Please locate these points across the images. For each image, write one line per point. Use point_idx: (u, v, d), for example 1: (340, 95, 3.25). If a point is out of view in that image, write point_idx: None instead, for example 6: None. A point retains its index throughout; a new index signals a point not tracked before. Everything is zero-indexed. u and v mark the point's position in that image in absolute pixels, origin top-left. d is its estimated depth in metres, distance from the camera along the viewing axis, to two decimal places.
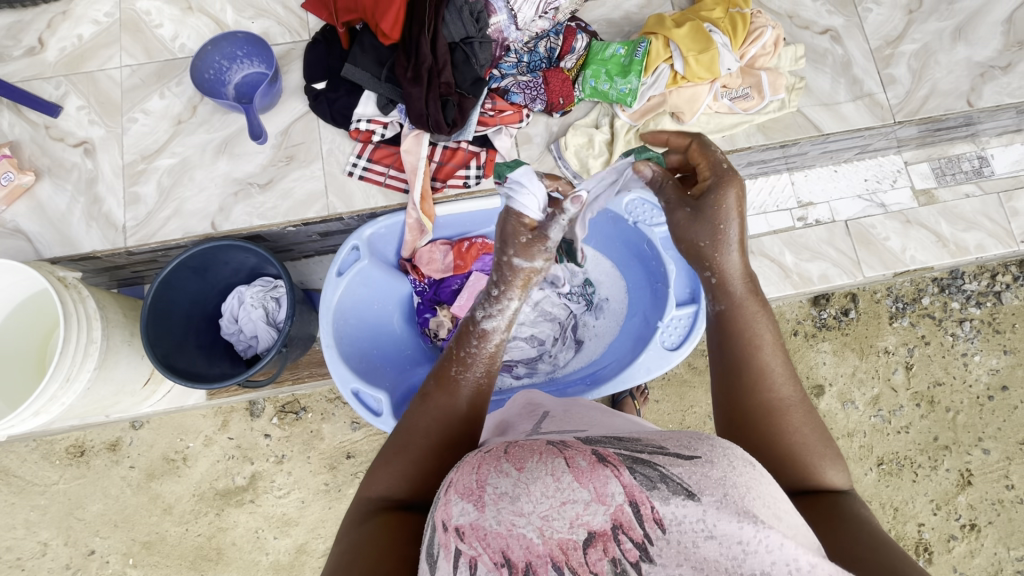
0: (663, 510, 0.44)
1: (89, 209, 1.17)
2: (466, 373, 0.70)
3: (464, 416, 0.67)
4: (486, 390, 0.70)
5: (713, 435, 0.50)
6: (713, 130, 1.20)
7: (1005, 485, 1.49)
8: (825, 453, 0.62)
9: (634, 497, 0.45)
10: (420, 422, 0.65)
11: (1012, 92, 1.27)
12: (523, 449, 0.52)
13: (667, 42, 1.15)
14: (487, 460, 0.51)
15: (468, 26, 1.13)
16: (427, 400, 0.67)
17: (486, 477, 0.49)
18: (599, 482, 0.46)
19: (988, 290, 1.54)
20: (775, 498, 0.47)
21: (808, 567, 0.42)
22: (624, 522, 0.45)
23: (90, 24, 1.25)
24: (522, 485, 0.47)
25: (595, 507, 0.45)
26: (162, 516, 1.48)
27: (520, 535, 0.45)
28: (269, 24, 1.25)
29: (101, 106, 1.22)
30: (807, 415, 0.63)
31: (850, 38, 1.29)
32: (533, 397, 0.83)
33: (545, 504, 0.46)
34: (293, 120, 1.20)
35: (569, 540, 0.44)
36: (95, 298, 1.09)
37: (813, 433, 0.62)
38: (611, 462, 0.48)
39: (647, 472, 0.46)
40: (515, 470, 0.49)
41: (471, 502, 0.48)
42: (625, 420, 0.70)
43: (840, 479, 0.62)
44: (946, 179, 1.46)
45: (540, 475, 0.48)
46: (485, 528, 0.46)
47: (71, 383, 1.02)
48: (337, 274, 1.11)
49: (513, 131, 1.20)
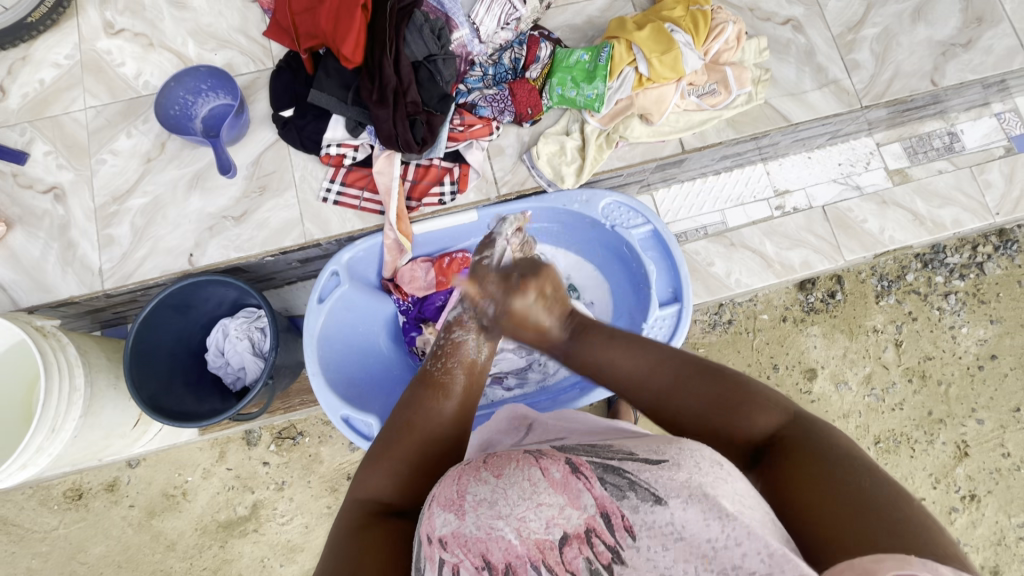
0: (633, 518, 0.44)
1: (63, 255, 1.16)
2: (452, 373, 0.73)
3: (454, 416, 0.68)
4: (473, 389, 0.73)
5: (681, 439, 0.50)
6: (683, 128, 1.21)
7: (1001, 453, 1.51)
8: (737, 403, 0.58)
9: (605, 508, 0.45)
10: (409, 419, 0.66)
11: (974, 68, 1.29)
12: (502, 459, 0.52)
13: (629, 45, 1.16)
14: (466, 472, 0.52)
15: (430, 44, 1.13)
16: (415, 398, 0.69)
17: (466, 487, 0.49)
18: (573, 491, 0.46)
19: (970, 262, 1.55)
20: (742, 495, 0.45)
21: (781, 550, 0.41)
22: (596, 529, 0.45)
23: (51, 67, 1.24)
24: (500, 491, 0.48)
25: (569, 512, 0.46)
26: (166, 553, 1.47)
27: (498, 537, 0.45)
28: (233, 55, 1.25)
29: (69, 150, 1.21)
30: (692, 379, 0.62)
31: (812, 27, 1.30)
32: (517, 412, 0.83)
33: (522, 506, 0.46)
34: (263, 150, 1.20)
35: (545, 540, 0.45)
36: (76, 344, 1.08)
37: (706, 400, 0.60)
38: (584, 471, 0.48)
39: (617, 480, 0.46)
40: (493, 477, 0.49)
41: (452, 512, 0.48)
42: (605, 426, 0.70)
43: (770, 421, 0.57)
44: (919, 157, 1.47)
45: (517, 480, 0.48)
46: (465, 535, 0.46)
47: (57, 432, 1.01)
48: (318, 301, 1.11)
49: (484, 144, 1.20)
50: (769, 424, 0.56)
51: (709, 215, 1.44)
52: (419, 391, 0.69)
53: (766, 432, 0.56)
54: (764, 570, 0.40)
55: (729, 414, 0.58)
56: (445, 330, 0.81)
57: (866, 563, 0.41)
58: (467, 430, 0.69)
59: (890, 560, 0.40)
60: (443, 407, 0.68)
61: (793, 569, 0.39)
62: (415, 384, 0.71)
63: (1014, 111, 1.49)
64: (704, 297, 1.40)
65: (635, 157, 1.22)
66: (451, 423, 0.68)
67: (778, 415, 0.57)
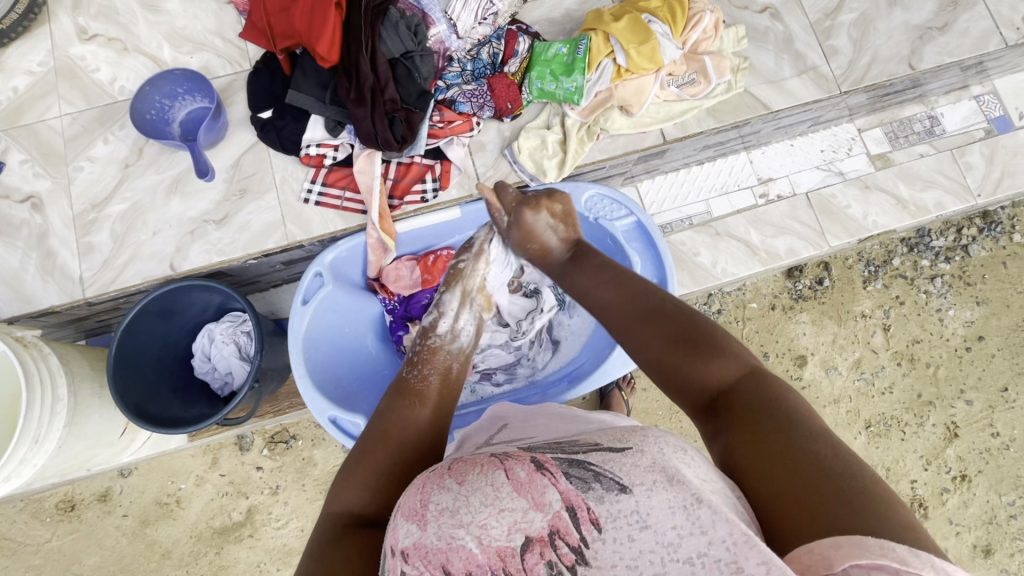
0: (598, 510, 0.44)
1: (43, 264, 1.15)
2: (425, 378, 0.76)
3: (429, 421, 0.70)
4: (450, 392, 0.76)
5: (646, 427, 0.51)
6: (664, 119, 1.21)
7: (990, 433, 1.52)
8: (699, 347, 0.62)
9: (570, 502, 0.45)
10: (382, 428, 0.67)
11: (952, 51, 1.30)
12: (465, 464, 0.53)
13: (607, 37, 1.16)
14: (431, 480, 0.52)
15: (406, 40, 1.13)
16: (390, 407, 0.70)
17: (429, 496, 0.49)
18: (537, 492, 0.46)
19: (955, 245, 1.57)
20: (706, 479, 0.47)
21: (745, 537, 0.41)
22: (561, 528, 0.44)
23: (25, 75, 1.23)
24: (462, 497, 0.48)
25: (533, 515, 0.45)
26: (161, 561, 1.46)
27: (459, 547, 0.45)
28: (209, 57, 1.24)
29: (45, 158, 1.19)
30: (663, 314, 0.66)
31: (789, 14, 1.30)
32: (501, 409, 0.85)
33: (483, 513, 0.46)
34: (243, 152, 1.19)
35: (507, 547, 0.44)
36: (58, 353, 1.07)
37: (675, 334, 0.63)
38: (549, 470, 0.48)
39: (582, 473, 0.47)
40: (456, 483, 0.49)
41: (414, 523, 0.48)
42: (580, 419, 0.71)
43: (730, 370, 0.60)
44: (900, 141, 1.48)
45: (479, 485, 0.48)
46: (426, 546, 0.46)
47: (41, 443, 1.00)
48: (302, 302, 1.10)
49: (465, 140, 1.19)
50: (729, 374, 0.59)
51: (695, 205, 1.44)
52: (394, 398, 0.72)
53: (723, 382, 0.59)
54: (728, 556, 0.40)
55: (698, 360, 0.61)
56: (420, 337, 0.85)
57: (824, 548, 0.42)
58: (444, 434, 0.71)
59: (847, 545, 0.41)
60: (418, 414, 0.70)
61: (755, 555, 0.40)
62: (391, 391, 0.74)
63: (993, 93, 1.50)
64: (691, 287, 1.40)
65: (617, 149, 1.22)
66: (426, 429, 0.69)
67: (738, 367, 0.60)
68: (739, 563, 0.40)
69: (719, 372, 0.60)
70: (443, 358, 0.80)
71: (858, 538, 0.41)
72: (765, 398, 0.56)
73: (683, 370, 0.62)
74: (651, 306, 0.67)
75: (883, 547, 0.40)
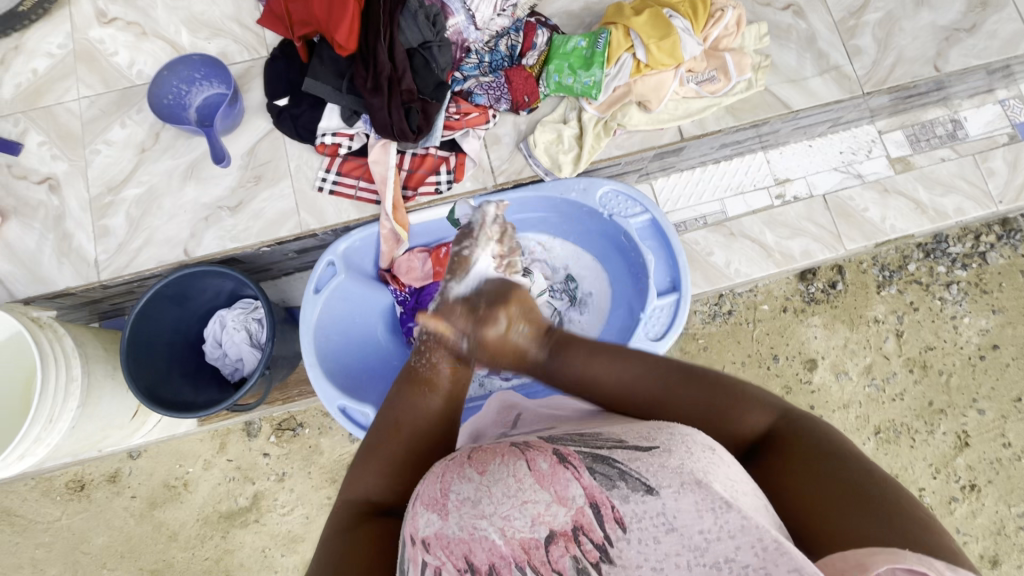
0: (623, 509, 0.44)
1: (59, 246, 1.16)
2: (435, 366, 0.72)
3: (440, 412, 0.69)
4: (460, 377, 0.74)
5: (673, 425, 0.50)
6: (682, 116, 1.20)
7: (1002, 443, 1.50)
8: (729, 405, 0.60)
9: (594, 498, 0.44)
10: (394, 418, 0.67)
11: (979, 54, 1.27)
12: (486, 453, 0.53)
13: (627, 31, 1.14)
14: (451, 469, 0.52)
15: (425, 30, 1.12)
16: (401, 396, 0.70)
17: (450, 485, 0.50)
18: (560, 484, 0.46)
19: (973, 251, 1.54)
20: (733, 481, 0.46)
21: (775, 544, 0.41)
22: (584, 524, 0.44)
23: (44, 57, 1.23)
24: (483, 489, 0.48)
25: (556, 508, 0.45)
26: (168, 543, 1.48)
27: (482, 538, 0.45)
28: (226, 43, 1.24)
29: (62, 140, 1.20)
30: (684, 386, 0.62)
31: (812, 12, 1.28)
32: (509, 399, 0.85)
33: (505, 505, 0.46)
34: (259, 139, 1.19)
35: (531, 539, 0.44)
36: (72, 335, 1.08)
37: (707, 391, 0.61)
38: (572, 462, 0.47)
39: (607, 470, 0.46)
40: (477, 474, 0.49)
41: (435, 512, 0.48)
42: (592, 410, 0.71)
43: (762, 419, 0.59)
44: (922, 144, 1.45)
45: (501, 476, 0.48)
46: (448, 536, 0.46)
47: (55, 423, 1.01)
48: (315, 291, 1.11)
49: (481, 133, 1.18)
50: (761, 422, 0.59)
51: (709, 205, 1.43)
52: (403, 387, 0.71)
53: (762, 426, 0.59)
54: (757, 563, 0.40)
55: (731, 411, 0.59)
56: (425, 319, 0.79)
57: (860, 556, 0.44)
58: (454, 422, 0.70)
59: (883, 553, 0.44)
60: (428, 403, 0.69)
61: (787, 563, 0.40)
62: (401, 378, 0.73)
63: (1018, 98, 1.47)
64: (704, 286, 1.39)
65: (633, 145, 1.20)
66: (435, 419, 0.68)
67: (770, 414, 0.59)
68: (769, 570, 0.40)
69: (754, 417, 0.59)
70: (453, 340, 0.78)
71: (899, 550, 0.44)
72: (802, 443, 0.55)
73: (724, 422, 0.59)
74: (674, 373, 0.64)
75: (923, 561, 0.42)
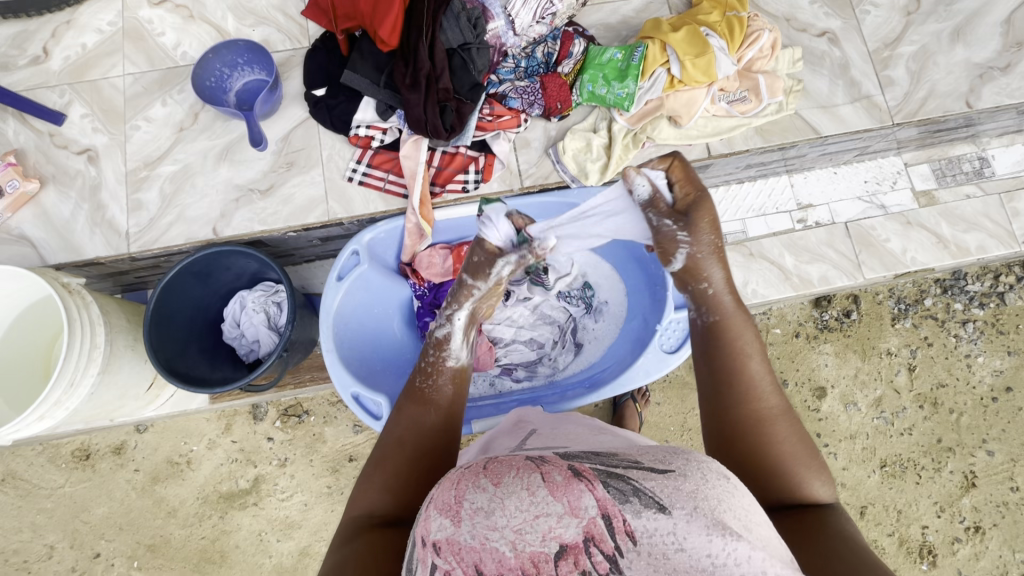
0: (634, 523, 0.44)
1: (92, 216, 1.19)
2: (440, 387, 0.76)
3: (441, 426, 0.71)
4: (458, 394, 0.77)
5: (689, 450, 0.51)
6: (711, 133, 1.21)
7: (1009, 487, 1.48)
8: (806, 463, 0.65)
9: (606, 510, 0.45)
10: (397, 434, 0.69)
11: (1012, 93, 1.27)
12: (502, 465, 0.52)
13: (664, 47, 1.16)
14: (465, 476, 0.51)
15: (466, 32, 1.14)
16: (403, 413, 0.72)
17: (464, 493, 0.49)
18: (573, 496, 0.46)
19: (991, 291, 1.53)
20: (746, 510, 0.47)
21: None
22: (596, 535, 0.44)
23: (94, 32, 1.27)
24: (498, 500, 0.47)
25: (568, 520, 0.45)
26: (167, 519, 1.49)
27: (493, 549, 0.45)
28: (270, 32, 1.27)
29: (105, 114, 1.23)
30: (793, 426, 0.67)
31: (848, 40, 1.29)
32: (524, 415, 0.86)
33: (518, 518, 0.46)
34: (294, 127, 1.22)
35: (541, 553, 0.44)
36: (98, 303, 1.11)
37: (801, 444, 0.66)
38: (586, 477, 0.48)
39: (621, 486, 0.47)
40: (492, 485, 0.49)
41: (447, 518, 0.47)
42: (610, 439, 0.69)
43: (826, 492, 0.65)
44: (947, 179, 1.45)
45: (515, 489, 0.48)
46: (460, 543, 0.46)
47: (75, 389, 1.03)
48: (337, 279, 1.12)
49: (511, 135, 1.21)
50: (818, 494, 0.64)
51: (730, 224, 1.43)
52: (405, 404, 0.73)
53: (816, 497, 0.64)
54: None
55: (806, 473, 0.64)
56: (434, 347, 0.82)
57: None
58: (457, 434, 0.72)
59: None
60: (428, 419, 0.71)
61: None
62: (400, 397, 0.75)
63: None
64: None
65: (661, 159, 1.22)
66: (436, 430, 0.70)
67: (825, 491, 0.65)
68: None
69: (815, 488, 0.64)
70: (454, 369, 0.79)
71: None
72: (825, 520, 0.61)
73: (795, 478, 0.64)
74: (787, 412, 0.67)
75: None
